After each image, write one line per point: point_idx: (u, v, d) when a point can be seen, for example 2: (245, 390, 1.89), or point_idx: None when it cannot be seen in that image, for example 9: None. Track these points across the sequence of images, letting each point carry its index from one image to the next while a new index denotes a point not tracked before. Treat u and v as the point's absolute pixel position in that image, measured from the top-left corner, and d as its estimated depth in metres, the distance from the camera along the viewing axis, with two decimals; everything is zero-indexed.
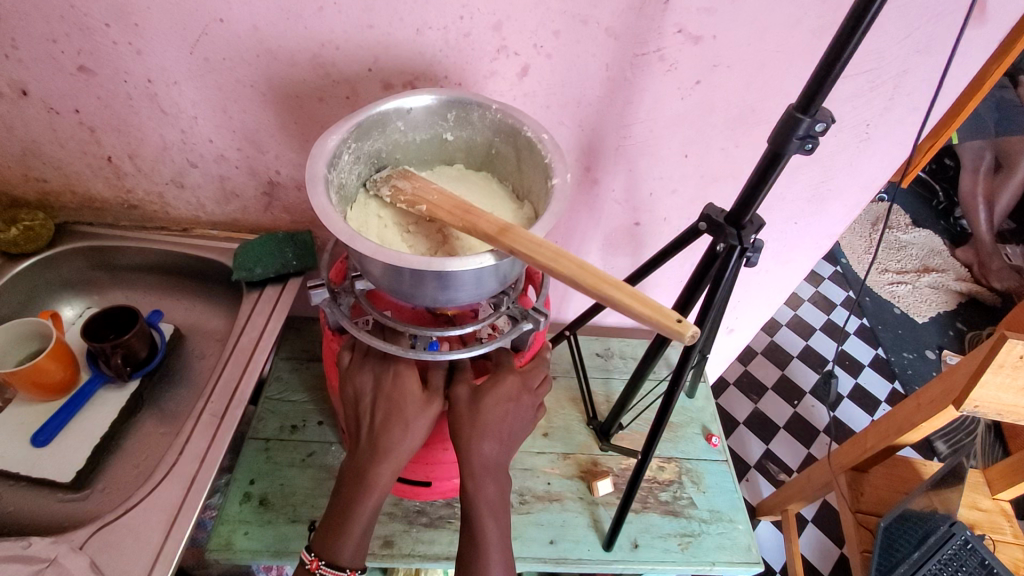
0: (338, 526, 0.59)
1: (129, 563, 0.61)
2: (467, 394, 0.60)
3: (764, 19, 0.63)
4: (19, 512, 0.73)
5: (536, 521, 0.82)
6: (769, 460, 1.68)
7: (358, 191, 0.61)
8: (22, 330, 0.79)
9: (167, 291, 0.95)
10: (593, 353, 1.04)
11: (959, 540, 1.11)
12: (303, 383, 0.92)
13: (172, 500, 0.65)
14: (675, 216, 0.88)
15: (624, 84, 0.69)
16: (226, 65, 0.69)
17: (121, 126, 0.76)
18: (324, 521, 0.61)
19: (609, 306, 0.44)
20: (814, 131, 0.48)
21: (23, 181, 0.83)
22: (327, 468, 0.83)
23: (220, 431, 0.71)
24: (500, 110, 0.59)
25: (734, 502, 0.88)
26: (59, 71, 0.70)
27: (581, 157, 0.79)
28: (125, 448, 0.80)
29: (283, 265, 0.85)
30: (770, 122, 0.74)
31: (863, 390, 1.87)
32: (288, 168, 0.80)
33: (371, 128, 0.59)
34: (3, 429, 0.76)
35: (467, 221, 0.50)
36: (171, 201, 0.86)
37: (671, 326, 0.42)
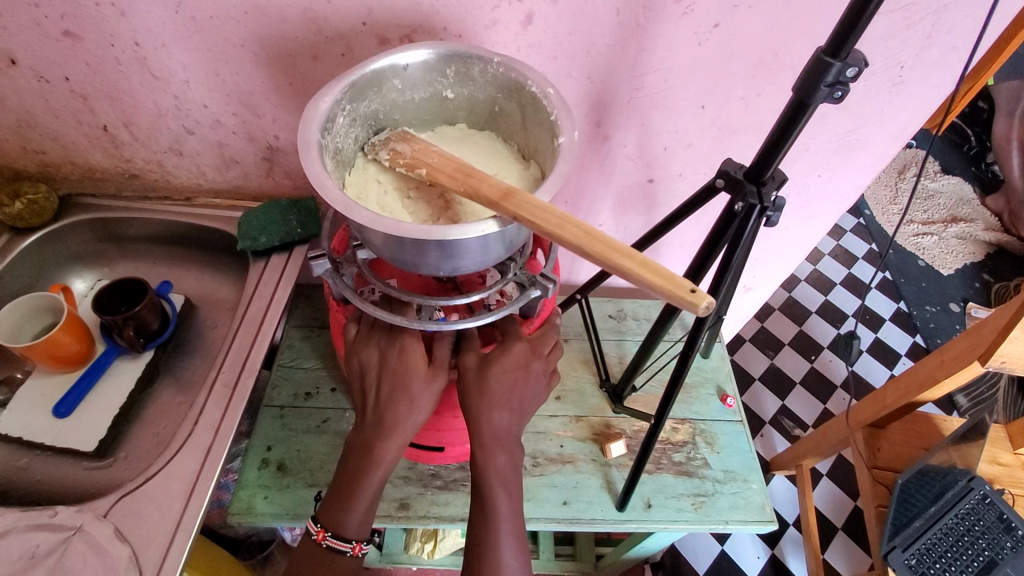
0: (343, 499, 0.60)
1: (151, 530, 0.62)
2: (474, 363, 0.58)
3: None
4: (47, 480, 0.76)
5: (549, 482, 0.83)
6: (784, 416, 1.68)
7: (356, 155, 0.58)
8: (35, 304, 0.79)
9: (175, 261, 0.94)
10: (607, 315, 1.03)
11: (977, 496, 1.13)
12: (315, 350, 0.92)
13: (189, 469, 0.66)
14: (690, 171, 0.83)
15: (636, 30, 0.65)
16: (214, 24, 0.65)
17: (114, 93, 0.73)
18: (330, 492, 0.62)
19: (617, 275, 0.41)
20: (845, 77, 0.43)
21: (22, 153, 0.82)
22: (341, 434, 0.84)
23: (233, 401, 0.71)
24: (503, 63, 0.55)
25: (748, 462, 0.88)
26: (44, 37, 0.67)
27: (591, 112, 0.75)
28: (145, 418, 0.82)
29: (288, 232, 0.84)
30: (795, 68, 0.69)
31: (881, 345, 1.85)
32: (286, 132, 0.78)
33: (366, 87, 0.55)
34: (25, 401, 0.78)
35: (468, 186, 0.46)
36: (171, 169, 0.84)
37: (684, 298, 0.39)
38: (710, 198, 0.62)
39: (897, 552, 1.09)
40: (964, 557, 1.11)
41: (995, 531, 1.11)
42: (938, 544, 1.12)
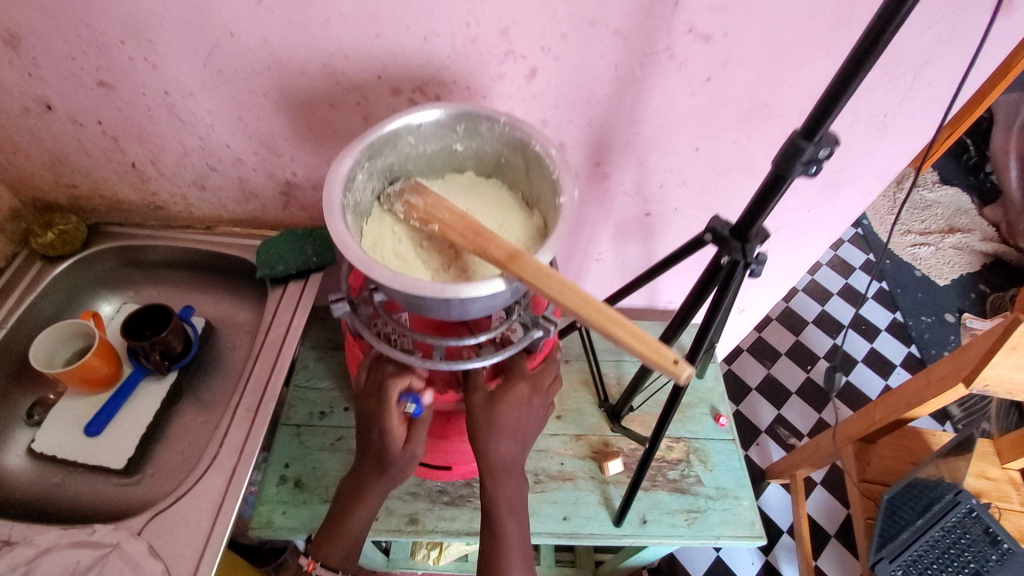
0: (333, 531, 0.69)
1: (182, 547, 0.67)
2: (482, 400, 0.62)
3: (778, 13, 0.61)
4: (81, 496, 0.81)
5: (550, 499, 0.88)
6: (780, 425, 1.72)
7: (373, 205, 0.63)
8: (67, 330, 0.84)
9: (195, 286, 0.99)
10: (605, 336, 1.07)
11: (963, 509, 1.17)
12: (329, 370, 0.97)
13: (216, 490, 0.71)
14: (685, 206, 0.88)
15: (633, 82, 0.69)
16: (238, 77, 0.70)
17: (142, 135, 0.78)
18: (324, 525, 0.70)
19: (611, 342, 0.46)
20: (818, 155, 0.48)
21: (54, 187, 0.87)
22: (354, 451, 0.89)
23: (255, 424, 0.76)
24: (509, 122, 0.60)
25: (739, 479, 0.93)
26: (80, 86, 0.72)
27: (591, 153, 0.79)
28: (170, 435, 0.87)
29: (305, 261, 0.89)
30: (783, 116, 0.73)
31: (876, 355, 1.89)
32: (303, 170, 0.83)
33: (383, 145, 0.60)
34: (57, 421, 0.83)
35: (478, 245, 0.51)
36: (194, 202, 0.89)
37: (668, 367, 0.45)
38: (692, 250, 0.64)
39: (885, 563, 1.13)
40: (949, 568, 1.15)
41: (981, 544, 1.15)
42: (924, 555, 1.16)
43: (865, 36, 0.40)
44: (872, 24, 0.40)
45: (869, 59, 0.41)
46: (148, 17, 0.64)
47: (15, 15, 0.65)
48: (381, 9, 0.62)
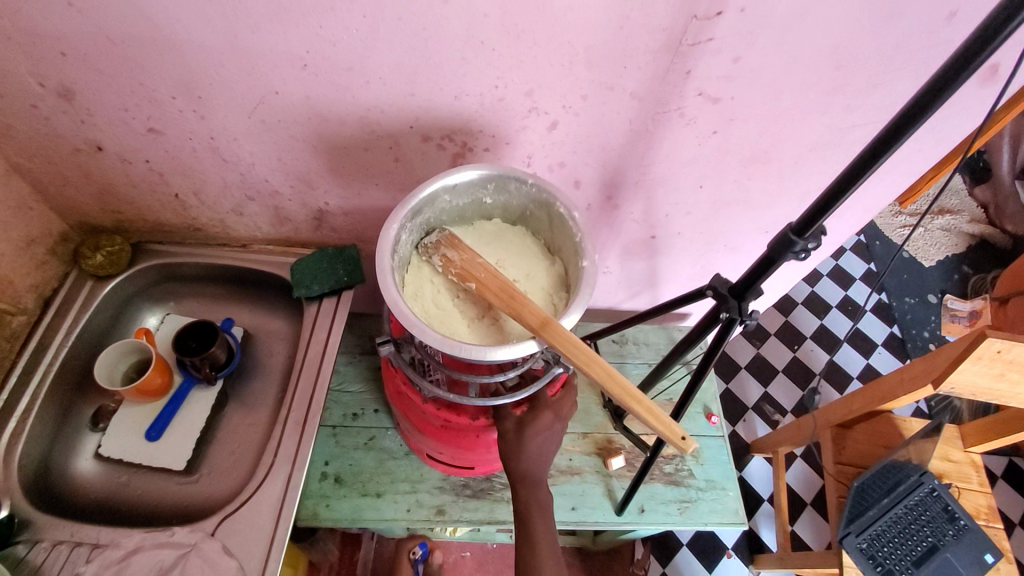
0: None
1: (251, 545, 0.78)
2: (513, 426, 0.73)
3: (780, 83, 0.67)
4: (146, 494, 0.90)
5: (561, 490, 1.00)
6: (766, 403, 1.85)
7: (412, 254, 0.70)
8: (124, 347, 0.93)
9: (231, 297, 1.06)
10: (610, 339, 1.16)
11: (926, 489, 1.31)
12: (359, 374, 1.06)
13: (275, 494, 0.81)
14: (688, 230, 0.95)
15: (646, 134, 0.75)
16: (280, 125, 0.75)
17: (187, 171, 0.84)
18: None
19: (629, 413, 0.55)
20: (807, 247, 0.53)
21: (101, 212, 0.93)
22: (386, 450, 0.99)
23: (305, 435, 0.86)
24: (535, 184, 0.66)
25: (727, 472, 1.04)
26: (130, 131, 0.77)
27: (604, 188, 0.86)
28: (221, 437, 0.95)
29: (336, 280, 0.96)
30: (781, 161, 0.79)
31: (860, 336, 2.00)
32: (335, 200, 0.89)
33: (423, 205, 0.67)
34: (120, 427, 0.93)
35: (513, 308, 0.59)
36: (232, 225, 0.95)
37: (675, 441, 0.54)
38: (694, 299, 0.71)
39: (852, 537, 1.26)
40: (909, 543, 1.28)
41: (939, 520, 1.29)
42: (888, 530, 1.29)
43: (851, 166, 0.46)
44: (856, 159, 0.45)
45: (854, 185, 0.47)
46: (198, 77, 0.69)
47: (71, 74, 0.69)
48: (416, 74, 0.68)
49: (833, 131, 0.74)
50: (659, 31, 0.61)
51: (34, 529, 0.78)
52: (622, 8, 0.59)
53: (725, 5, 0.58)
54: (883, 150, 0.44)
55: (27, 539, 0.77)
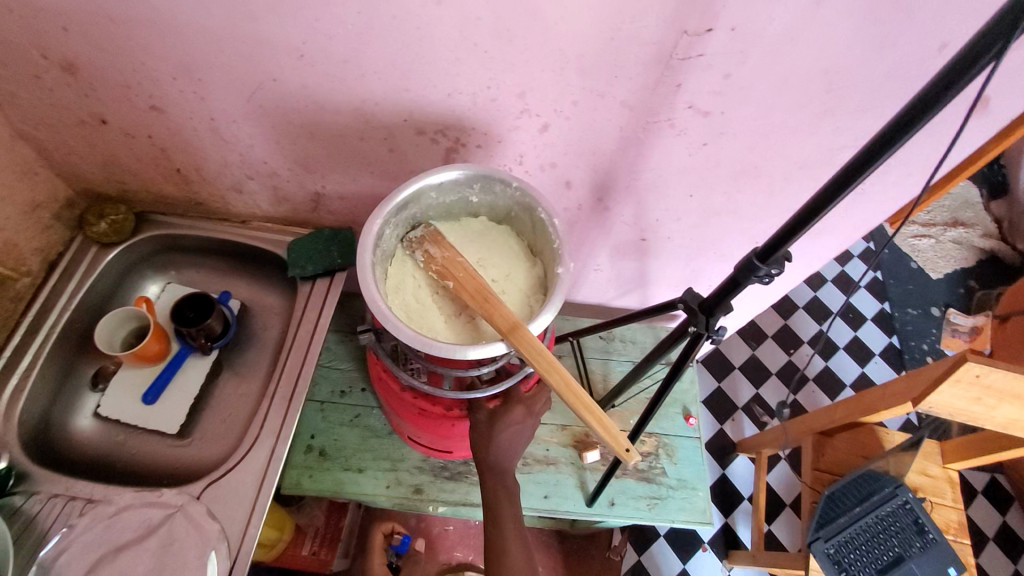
0: None
1: (233, 511, 0.82)
2: (485, 417, 0.76)
3: (771, 102, 0.67)
4: (140, 455, 0.95)
5: (535, 479, 1.03)
6: (755, 404, 1.84)
7: (396, 247, 0.73)
8: (124, 314, 0.96)
9: (229, 271, 1.09)
10: (597, 335, 1.18)
11: (898, 501, 1.33)
12: (349, 353, 1.10)
13: (259, 464, 0.85)
14: (678, 236, 0.96)
15: (636, 141, 0.76)
16: (277, 111, 0.77)
17: (188, 148, 0.86)
18: None
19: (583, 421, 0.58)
20: (771, 272, 0.54)
21: (106, 181, 0.96)
22: (369, 428, 1.03)
23: (290, 410, 0.90)
24: (519, 188, 0.69)
25: (699, 472, 1.07)
26: (134, 107, 0.79)
27: (595, 191, 0.86)
28: (213, 404, 1.00)
29: (330, 261, 0.99)
30: (771, 176, 0.80)
31: (858, 344, 1.99)
32: (331, 185, 0.91)
33: (409, 201, 0.69)
34: (118, 389, 0.97)
35: (486, 310, 0.61)
36: (231, 201, 0.98)
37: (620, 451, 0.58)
38: (668, 308, 0.74)
39: (821, 541, 1.29)
40: (875, 551, 1.31)
41: (908, 532, 1.31)
42: (857, 537, 1.31)
43: (819, 194, 0.45)
44: (823, 188, 0.45)
45: (819, 214, 0.46)
46: (198, 61, 0.70)
47: (75, 49, 0.71)
48: (409, 71, 0.69)
49: (824, 150, 0.74)
50: (649, 44, 0.62)
51: (31, 481, 0.83)
52: (613, 20, 0.59)
53: (715, 22, 0.58)
54: (853, 180, 0.43)
55: (25, 490, 0.82)
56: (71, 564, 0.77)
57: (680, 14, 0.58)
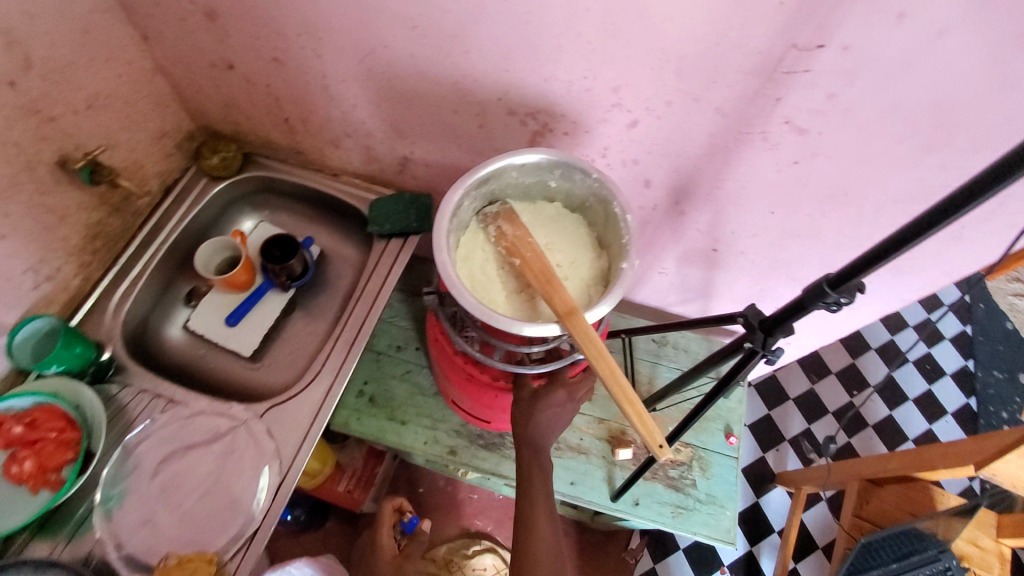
0: None
1: (288, 434, 0.90)
2: (529, 393, 0.79)
3: (875, 128, 0.65)
4: (217, 370, 1.05)
5: (564, 464, 1.06)
6: (804, 439, 1.77)
7: (471, 219, 0.77)
8: (220, 243, 1.06)
9: (315, 218, 1.17)
10: (650, 338, 1.18)
11: (939, 566, 1.20)
12: (409, 313, 1.16)
13: (316, 397, 0.93)
14: (751, 251, 0.94)
15: (724, 150, 0.75)
16: (383, 75, 0.82)
17: (298, 100, 0.93)
18: None
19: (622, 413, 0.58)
20: (840, 301, 0.53)
21: (223, 121, 1.06)
22: (417, 385, 1.09)
23: (350, 354, 0.96)
24: (598, 179, 0.70)
25: (730, 492, 1.06)
26: (259, 57, 0.87)
27: (672, 194, 0.86)
28: (283, 337, 1.09)
29: (406, 224, 1.04)
30: (862, 205, 0.77)
31: (930, 398, 1.85)
32: (419, 152, 0.96)
33: (491, 177, 0.72)
34: (206, 309, 1.08)
35: (546, 291, 0.64)
36: (328, 154, 1.05)
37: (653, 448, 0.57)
38: (726, 321, 0.73)
39: None
40: None
41: None
42: None
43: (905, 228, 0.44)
44: (911, 222, 0.43)
45: (903, 249, 0.44)
46: (321, 21, 0.76)
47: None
48: (511, 53, 0.71)
49: (924, 186, 0.71)
50: (755, 53, 0.61)
51: (126, 374, 0.93)
52: (721, 26, 0.59)
53: (828, 39, 0.57)
54: (944, 218, 0.40)
55: (119, 381, 0.93)
56: (149, 452, 0.88)
57: (793, 27, 0.57)
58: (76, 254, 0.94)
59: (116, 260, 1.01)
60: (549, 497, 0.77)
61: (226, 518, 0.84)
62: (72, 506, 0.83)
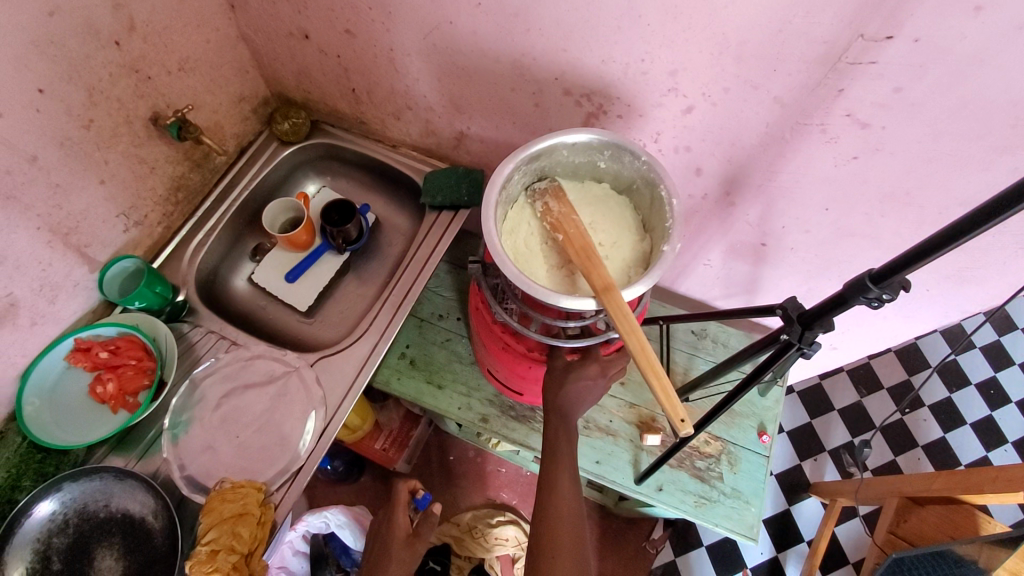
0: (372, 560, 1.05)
1: (335, 384, 0.97)
2: (562, 366, 0.82)
3: (942, 126, 0.63)
4: (274, 321, 1.13)
5: (591, 443, 1.08)
6: (845, 451, 1.70)
7: (520, 194, 0.79)
8: (285, 204, 1.13)
9: (372, 187, 1.23)
10: (689, 329, 1.17)
11: None
12: (454, 284, 1.20)
13: (362, 353, 0.99)
14: (801, 249, 0.92)
15: (781, 141, 0.74)
16: (447, 51, 0.85)
17: (366, 72, 0.98)
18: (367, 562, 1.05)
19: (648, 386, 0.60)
20: (882, 297, 0.53)
21: (296, 89, 1.12)
22: (456, 353, 1.14)
23: (396, 316, 1.02)
24: (647, 162, 0.71)
25: (757, 489, 1.05)
26: (333, 29, 0.92)
27: (724, 184, 0.85)
28: (336, 296, 1.16)
29: (457, 197, 1.08)
30: (923, 207, 0.74)
31: (989, 424, 1.74)
32: (476, 128, 0.99)
33: (542, 154, 0.75)
34: (269, 264, 1.16)
35: (585, 267, 0.66)
36: (389, 125, 1.10)
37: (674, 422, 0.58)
38: (765, 314, 0.73)
39: None
40: None
41: None
42: None
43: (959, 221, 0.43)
44: (968, 214, 0.42)
45: (954, 243, 0.43)
46: None
47: None
48: (571, 33, 0.73)
49: (993, 190, 0.68)
50: (819, 42, 0.60)
51: (197, 316, 1.03)
52: (785, 13, 0.59)
53: (897, 30, 0.56)
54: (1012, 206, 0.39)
55: (190, 321, 1.02)
56: (212, 387, 0.97)
57: (862, 17, 0.56)
58: (161, 204, 1.03)
59: (194, 213, 1.10)
60: (574, 466, 0.80)
61: (275, 453, 0.92)
62: (144, 428, 0.93)
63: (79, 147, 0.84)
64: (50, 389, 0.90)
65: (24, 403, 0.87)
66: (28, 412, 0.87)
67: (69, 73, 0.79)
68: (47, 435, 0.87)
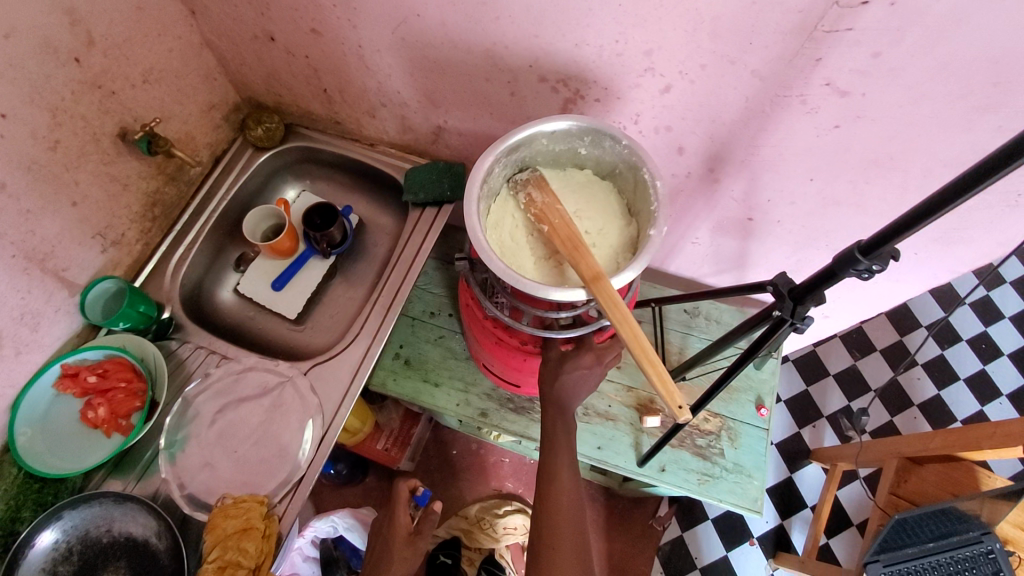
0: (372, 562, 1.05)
1: (331, 391, 0.96)
2: (556, 356, 0.81)
3: (924, 89, 0.62)
4: (264, 331, 1.12)
5: (592, 429, 1.08)
6: (842, 416, 1.72)
7: (502, 186, 0.78)
8: (265, 212, 1.11)
9: (352, 187, 1.21)
10: (682, 309, 1.17)
11: (981, 548, 1.17)
12: (443, 280, 1.19)
13: (355, 357, 0.98)
14: (788, 221, 0.92)
15: (762, 114, 0.73)
16: (417, 44, 0.83)
17: (337, 71, 0.96)
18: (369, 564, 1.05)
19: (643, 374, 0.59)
20: (871, 269, 0.52)
21: (266, 93, 1.10)
22: (451, 349, 1.13)
23: (387, 317, 1.01)
24: (628, 146, 0.70)
25: (758, 462, 1.06)
26: (298, 29, 0.89)
27: (707, 161, 0.85)
28: (325, 301, 1.14)
29: (440, 192, 1.06)
30: (908, 171, 0.74)
31: (982, 378, 1.76)
32: (453, 121, 0.97)
33: (521, 144, 0.73)
34: (254, 274, 1.14)
35: (573, 257, 0.65)
36: (365, 124, 1.08)
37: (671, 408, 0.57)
38: (756, 290, 0.72)
39: (878, 565, 1.20)
40: None
41: None
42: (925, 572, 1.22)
43: (954, 182, 0.42)
44: (961, 176, 0.41)
45: (949, 205, 0.43)
46: None
47: None
48: (542, 18, 0.71)
49: (977, 149, 0.67)
50: (794, 12, 0.59)
51: (185, 332, 1.01)
52: None
53: None
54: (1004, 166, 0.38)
55: (178, 338, 1.01)
56: (206, 403, 0.95)
57: None
58: (137, 220, 1.01)
59: (172, 228, 1.08)
60: (574, 455, 0.80)
61: (274, 464, 0.91)
62: (140, 449, 0.91)
63: (47, 170, 0.81)
64: (41, 417, 0.89)
65: (16, 434, 0.85)
66: (20, 443, 0.85)
67: (29, 93, 0.76)
68: (41, 464, 0.86)
